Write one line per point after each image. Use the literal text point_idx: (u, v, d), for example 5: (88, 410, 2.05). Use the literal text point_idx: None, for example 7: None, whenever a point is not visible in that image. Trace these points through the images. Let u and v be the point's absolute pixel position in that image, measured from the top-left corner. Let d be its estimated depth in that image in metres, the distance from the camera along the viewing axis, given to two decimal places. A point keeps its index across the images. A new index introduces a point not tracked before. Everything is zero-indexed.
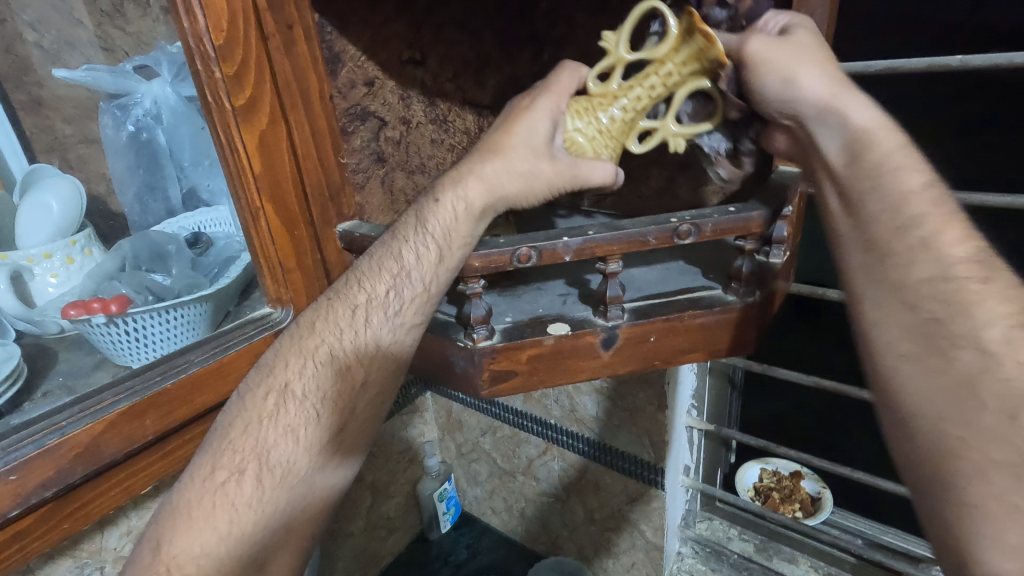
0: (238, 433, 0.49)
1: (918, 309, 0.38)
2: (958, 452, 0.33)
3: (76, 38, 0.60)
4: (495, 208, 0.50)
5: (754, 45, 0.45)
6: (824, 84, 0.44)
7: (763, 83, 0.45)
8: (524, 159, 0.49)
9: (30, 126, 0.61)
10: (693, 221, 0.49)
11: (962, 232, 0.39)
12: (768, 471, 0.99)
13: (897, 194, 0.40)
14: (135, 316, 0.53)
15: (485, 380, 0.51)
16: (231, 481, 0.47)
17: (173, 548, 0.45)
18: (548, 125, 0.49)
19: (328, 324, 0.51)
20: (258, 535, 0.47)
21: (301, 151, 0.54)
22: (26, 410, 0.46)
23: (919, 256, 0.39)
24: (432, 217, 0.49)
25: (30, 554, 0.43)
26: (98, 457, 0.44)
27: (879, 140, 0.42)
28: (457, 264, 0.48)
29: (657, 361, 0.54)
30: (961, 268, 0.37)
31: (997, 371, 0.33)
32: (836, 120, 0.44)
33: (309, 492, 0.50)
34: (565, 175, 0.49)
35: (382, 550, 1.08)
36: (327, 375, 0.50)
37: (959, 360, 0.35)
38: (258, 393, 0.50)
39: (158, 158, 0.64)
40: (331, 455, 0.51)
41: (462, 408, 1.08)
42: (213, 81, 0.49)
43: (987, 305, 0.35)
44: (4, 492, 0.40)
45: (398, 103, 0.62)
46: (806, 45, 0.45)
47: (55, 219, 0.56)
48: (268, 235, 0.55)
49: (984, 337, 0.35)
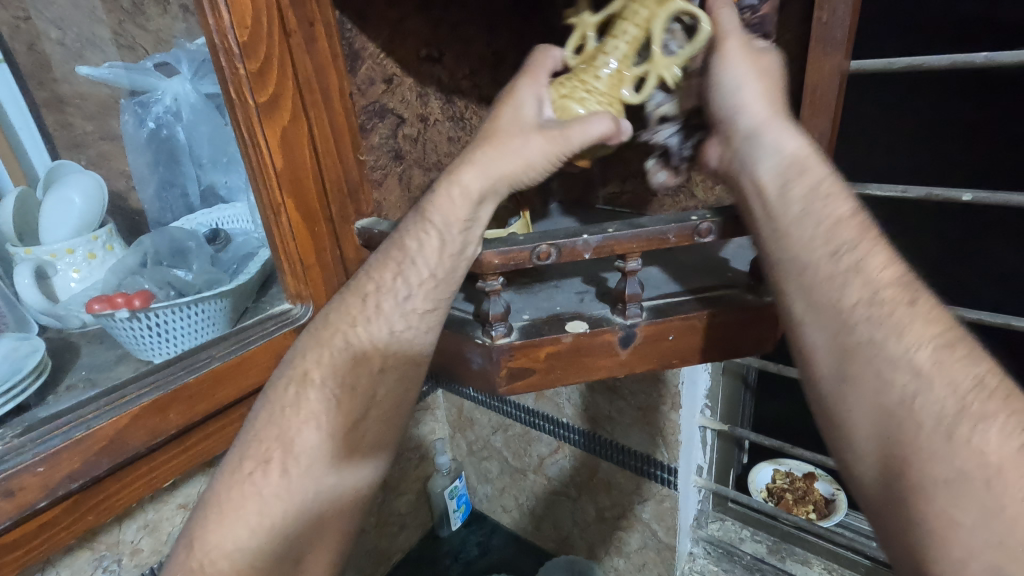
0: (262, 425, 0.50)
1: (853, 331, 0.40)
2: (905, 470, 0.36)
3: (97, 35, 0.61)
4: (494, 188, 0.48)
5: (730, 45, 0.46)
6: (767, 105, 0.46)
7: (720, 88, 0.47)
8: (515, 136, 0.47)
9: (51, 123, 0.61)
10: (711, 219, 0.50)
11: (885, 257, 0.41)
12: (781, 472, 0.99)
13: (830, 219, 0.43)
14: (157, 311, 0.53)
15: (503, 377, 0.51)
16: (258, 471, 0.48)
17: (207, 543, 0.46)
18: (533, 104, 0.49)
19: (341, 316, 0.51)
20: (287, 525, 0.48)
21: (321, 147, 0.55)
22: (51, 404, 0.47)
23: (851, 278, 0.41)
24: (431, 205, 0.48)
25: (55, 545, 0.44)
26: (122, 450, 0.45)
27: (810, 168, 0.45)
28: (460, 248, 0.48)
29: (674, 360, 0.54)
30: (887, 292, 0.40)
31: (928, 393, 0.36)
32: (772, 140, 0.45)
33: (337, 483, 0.51)
34: (555, 139, 0.46)
35: (393, 547, 1.08)
36: (343, 363, 0.51)
37: (895, 382, 0.37)
38: (279, 385, 0.51)
39: (177, 156, 0.65)
40: (353, 445, 0.52)
41: (473, 406, 1.09)
42: (237, 78, 0.49)
43: (915, 327, 0.38)
44: (32, 484, 0.40)
45: (416, 100, 0.62)
46: (771, 65, 0.47)
47: (79, 213, 0.58)
48: (288, 231, 0.55)
49: (915, 359, 0.37)
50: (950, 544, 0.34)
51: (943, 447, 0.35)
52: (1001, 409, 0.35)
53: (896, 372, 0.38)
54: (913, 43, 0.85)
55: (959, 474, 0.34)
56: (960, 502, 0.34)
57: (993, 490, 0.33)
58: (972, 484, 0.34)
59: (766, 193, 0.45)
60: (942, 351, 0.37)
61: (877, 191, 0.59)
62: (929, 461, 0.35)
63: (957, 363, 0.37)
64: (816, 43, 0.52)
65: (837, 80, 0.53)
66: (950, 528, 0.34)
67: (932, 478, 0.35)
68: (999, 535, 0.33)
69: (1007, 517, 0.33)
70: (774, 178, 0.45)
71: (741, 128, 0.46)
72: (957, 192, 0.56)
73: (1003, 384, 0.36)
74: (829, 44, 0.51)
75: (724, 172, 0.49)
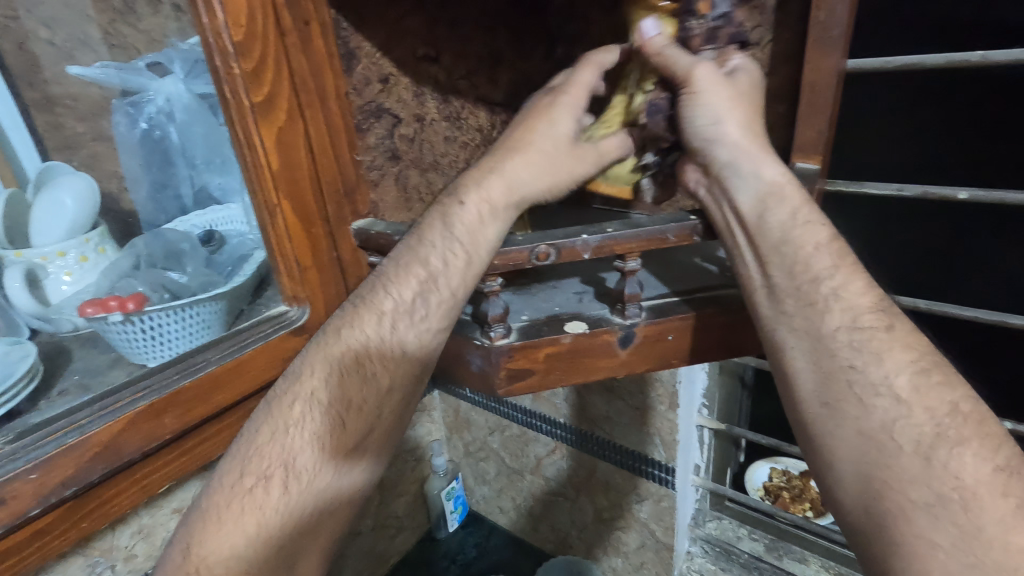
0: (265, 440, 0.48)
1: (835, 355, 0.44)
2: (882, 492, 0.40)
3: (88, 35, 0.60)
4: (519, 204, 0.50)
5: (703, 77, 0.47)
6: (744, 133, 0.48)
7: (697, 122, 0.48)
8: (547, 152, 0.50)
9: (42, 125, 0.61)
10: (695, 221, 0.50)
11: (862, 283, 0.45)
12: (778, 470, 0.99)
13: (807, 248, 0.46)
14: (151, 314, 0.52)
15: (502, 379, 0.51)
16: (260, 487, 0.47)
17: (203, 550, 0.45)
18: (569, 122, 0.51)
19: (351, 330, 0.50)
20: (283, 538, 0.47)
21: (317, 147, 0.54)
22: (44, 409, 0.46)
23: (832, 306, 0.45)
24: (459, 223, 0.49)
25: (49, 553, 0.43)
26: (118, 456, 0.44)
27: (789, 194, 0.47)
28: (488, 271, 0.48)
29: (674, 360, 0.54)
30: (866, 318, 0.44)
31: (906, 418, 0.40)
32: (751, 167, 0.48)
33: (331, 500, 0.50)
34: (587, 159, 0.52)
35: (390, 549, 1.08)
36: (351, 378, 0.50)
37: (877, 406, 0.41)
38: (285, 400, 0.49)
39: (170, 157, 0.64)
40: (353, 460, 0.51)
41: (470, 407, 1.08)
42: (231, 77, 0.48)
43: (894, 353, 0.42)
44: (26, 491, 0.40)
45: (413, 100, 0.61)
46: (744, 92, 0.48)
47: (69, 216, 0.56)
48: (285, 232, 0.54)
49: (895, 385, 0.41)
50: (931, 562, 0.37)
51: (924, 472, 0.39)
52: (974, 434, 0.39)
53: (878, 398, 0.41)
54: (909, 42, 0.86)
55: (938, 498, 0.38)
56: (935, 521, 0.37)
57: (970, 513, 0.37)
58: (951, 507, 0.37)
59: (746, 218, 0.48)
60: (918, 377, 0.42)
61: (873, 189, 0.59)
62: (909, 484, 0.39)
63: (933, 387, 0.41)
64: (813, 42, 0.52)
65: (835, 79, 0.52)
66: (929, 552, 0.37)
67: (912, 501, 0.38)
68: (978, 561, 0.36)
69: (981, 540, 0.36)
70: (756, 206, 0.47)
71: (720, 158, 0.48)
72: (953, 191, 0.56)
73: (974, 409, 0.41)
74: (826, 43, 0.51)
75: (702, 199, 0.51)
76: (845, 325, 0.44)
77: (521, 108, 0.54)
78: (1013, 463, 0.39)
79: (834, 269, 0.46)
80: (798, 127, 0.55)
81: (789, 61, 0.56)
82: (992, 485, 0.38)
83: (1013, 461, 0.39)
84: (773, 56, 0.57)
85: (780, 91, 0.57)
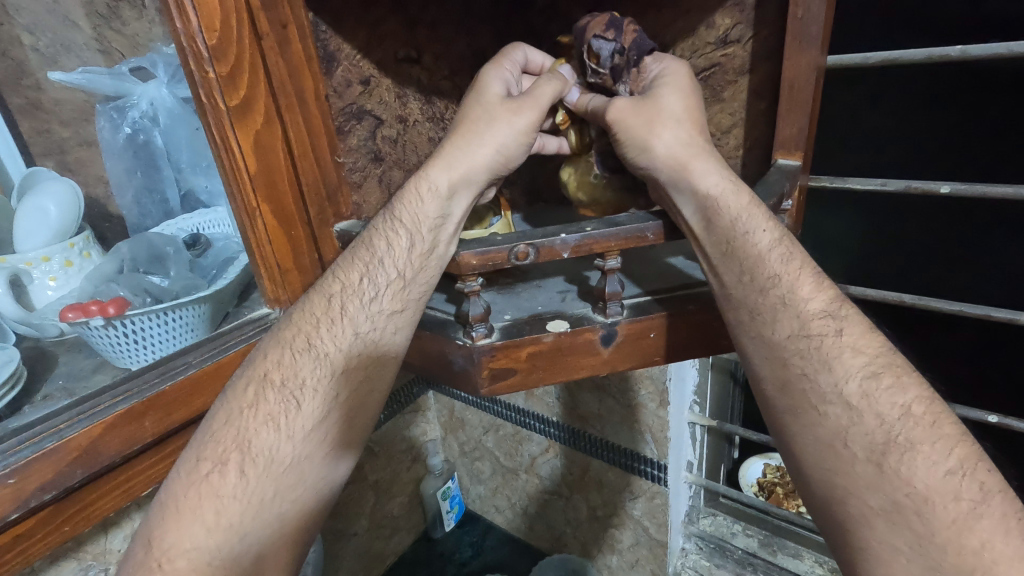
0: (220, 425, 0.48)
1: (788, 365, 0.45)
2: (844, 499, 0.42)
3: (73, 41, 0.61)
4: (463, 177, 0.49)
5: (615, 111, 0.48)
6: (671, 153, 0.47)
7: (624, 151, 0.50)
8: (480, 121, 0.49)
9: (27, 129, 0.61)
10: (657, 221, 0.49)
11: (812, 283, 0.46)
12: (772, 466, 0.99)
13: (752, 257, 0.46)
14: (133, 318, 0.53)
15: (484, 378, 0.51)
16: (214, 473, 0.46)
17: (165, 543, 0.44)
18: (499, 87, 0.51)
19: (304, 316, 0.51)
20: (247, 526, 0.45)
21: (296, 150, 0.54)
22: (25, 414, 0.46)
23: (781, 315, 0.45)
24: (400, 207, 0.50)
25: (32, 557, 0.43)
26: (97, 460, 0.44)
27: (726, 208, 0.46)
28: (429, 247, 0.49)
29: (658, 357, 0.54)
30: (814, 324, 0.44)
31: (861, 424, 0.42)
32: (686, 182, 0.47)
33: (296, 486, 0.48)
34: (528, 109, 0.49)
35: (386, 549, 1.08)
36: (305, 362, 0.49)
37: (829, 416, 0.43)
38: (239, 385, 0.49)
39: (155, 160, 0.64)
40: (320, 446, 0.50)
41: (464, 407, 1.08)
42: (207, 81, 0.49)
43: (843, 360, 0.43)
44: (5, 496, 0.40)
45: (395, 101, 0.62)
46: (661, 111, 0.48)
47: (52, 224, 0.56)
48: (264, 234, 0.55)
49: (845, 392, 0.43)
50: (894, 565, 0.39)
51: (877, 478, 0.40)
52: (925, 437, 0.41)
53: (831, 405, 0.43)
54: (890, 37, 0.87)
55: (893, 505, 0.40)
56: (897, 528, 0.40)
57: (924, 520, 0.39)
58: (907, 513, 0.39)
59: (700, 237, 0.47)
60: (867, 383, 0.42)
61: (857, 185, 0.59)
62: (868, 490, 0.41)
63: (883, 392, 0.42)
64: (791, 38, 0.52)
65: (815, 75, 0.52)
66: (891, 555, 0.40)
67: (872, 507, 0.40)
68: (932, 561, 0.38)
69: (936, 543, 0.38)
70: (699, 219, 0.47)
71: (660, 179, 0.48)
72: (935, 185, 0.56)
73: (928, 410, 0.41)
74: (804, 39, 0.52)
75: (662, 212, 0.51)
76: (796, 332, 0.45)
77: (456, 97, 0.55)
78: (965, 464, 0.40)
79: (793, 278, 0.46)
80: (779, 123, 0.55)
81: (769, 58, 0.56)
82: (945, 489, 0.39)
83: (967, 462, 0.40)
84: (753, 53, 0.57)
85: (761, 88, 0.57)
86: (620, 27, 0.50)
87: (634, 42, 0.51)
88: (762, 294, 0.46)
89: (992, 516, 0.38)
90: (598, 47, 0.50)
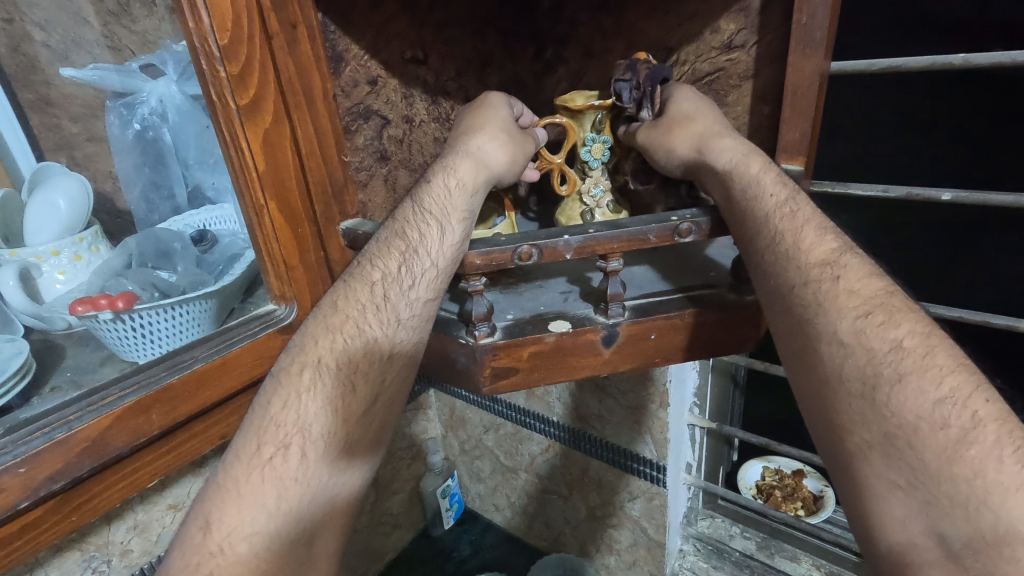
0: (276, 410, 0.47)
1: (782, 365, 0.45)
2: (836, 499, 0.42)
3: (82, 37, 0.60)
4: (487, 180, 0.53)
5: (643, 134, 0.57)
6: (689, 144, 0.53)
7: (656, 160, 0.56)
8: (499, 133, 0.54)
9: (37, 125, 0.60)
10: (692, 219, 0.51)
11: (814, 229, 0.46)
12: (770, 469, 1.02)
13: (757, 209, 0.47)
14: (142, 312, 0.54)
15: (487, 377, 0.51)
16: (277, 456, 0.45)
17: (224, 526, 0.43)
18: (507, 107, 0.57)
19: (349, 302, 0.50)
20: (306, 509, 0.45)
21: (304, 149, 0.55)
22: (34, 405, 0.47)
23: (783, 259, 0.45)
24: (435, 198, 0.51)
25: (38, 546, 0.44)
26: (104, 451, 0.45)
27: (749, 164, 0.50)
28: (462, 238, 0.50)
29: (657, 359, 0.54)
30: (811, 270, 0.44)
31: (850, 356, 0.40)
32: (705, 165, 0.52)
33: (347, 470, 0.49)
34: (530, 142, 0.57)
35: (386, 546, 1.09)
36: (356, 347, 0.49)
37: (822, 351, 0.42)
38: (291, 370, 0.48)
39: (163, 157, 0.65)
40: (364, 430, 0.50)
41: (464, 405, 1.09)
42: (218, 80, 0.49)
43: (838, 299, 0.42)
44: (14, 485, 0.40)
45: (401, 102, 0.63)
46: (680, 113, 0.55)
47: (62, 217, 0.57)
48: (272, 232, 0.55)
49: (839, 329, 0.41)
50: (892, 500, 0.37)
51: (868, 410, 0.39)
52: (915, 368, 0.39)
53: (822, 340, 0.42)
54: None
55: (889, 443, 0.38)
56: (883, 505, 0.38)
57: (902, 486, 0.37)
58: (898, 444, 0.37)
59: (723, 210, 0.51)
60: (861, 320, 0.41)
61: (857, 191, 0.58)
62: (860, 424, 0.39)
63: (876, 327, 0.40)
64: (796, 44, 0.52)
65: (818, 81, 0.52)
66: (886, 486, 0.38)
67: None
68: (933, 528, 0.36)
69: (930, 474, 0.36)
70: (723, 190, 0.50)
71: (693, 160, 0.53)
72: (936, 192, 0.55)
73: (919, 343, 0.40)
74: (808, 45, 0.52)
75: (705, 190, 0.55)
76: (794, 279, 0.44)
77: (461, 109, 0.59)
78: (958, 393, 0.38)
79: (793, 225, 0.46)
80: (782, 128, 0.55)
81: (772, 64, 0.56)
82: (935, 418, 0.37)
83: (960, 389, 0.38)
84: (758, 58, 0.57)
85: (765, 93, 0.58)
86: (635, 68, 0.55)
87: (649, 73, 0.55)
88: (765, 274, 0.46)
89: (985, 444, 0.36)
90: (619, 89, 0.55)
